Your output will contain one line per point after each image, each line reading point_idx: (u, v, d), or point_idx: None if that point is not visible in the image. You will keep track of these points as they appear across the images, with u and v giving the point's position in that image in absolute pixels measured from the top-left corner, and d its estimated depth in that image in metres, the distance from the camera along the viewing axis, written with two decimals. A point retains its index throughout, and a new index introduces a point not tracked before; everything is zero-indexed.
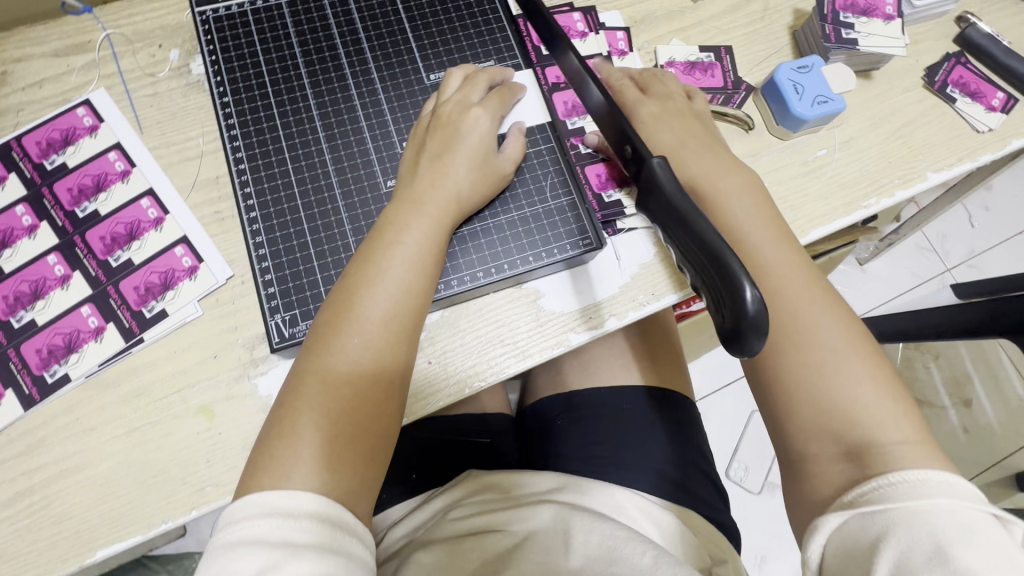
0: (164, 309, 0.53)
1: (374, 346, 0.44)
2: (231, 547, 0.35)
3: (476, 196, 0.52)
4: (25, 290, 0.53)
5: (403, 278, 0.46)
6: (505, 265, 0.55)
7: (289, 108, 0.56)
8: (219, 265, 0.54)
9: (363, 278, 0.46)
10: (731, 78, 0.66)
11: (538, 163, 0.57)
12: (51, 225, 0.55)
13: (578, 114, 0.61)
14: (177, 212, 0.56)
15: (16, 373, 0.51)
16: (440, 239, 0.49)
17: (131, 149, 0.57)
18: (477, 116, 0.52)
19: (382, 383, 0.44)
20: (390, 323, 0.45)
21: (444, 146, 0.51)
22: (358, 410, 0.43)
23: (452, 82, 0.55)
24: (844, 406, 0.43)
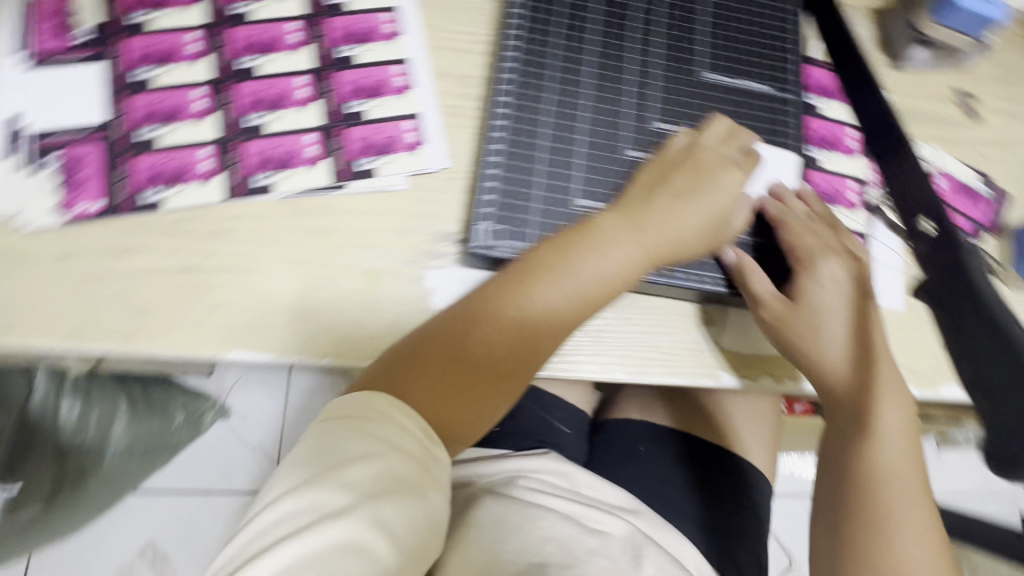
0: (376, 169, 0.54)
1: (528, 326, 0.45)
2: (327, 428, 0.39)
3: (689, 247, 0.50)
4: (269, 96, 0.55)
5: (583, 286, 0.46)
6: (705, 280, 0.53)
7: (571, 43, 0.55)
8: (440, 155, 0.55)
9: (551, 264, 0.46)
10: (993, 220, 0.62)
11: (776, 197, 0.55)
12: (312, 51, 0.57)
13: (821, 146, 0.60)
14: (423, 91, 0.57)
15: (231, 164, 0.53)
16: (637, 270, 0.48)
17: (406, 16, 0.59)
18: (729, 174, 0.52)
19: (513, 362, 0.45)
20: (552, 331, 0.46)
21: (682, 194, 0.50)
22: (461, 377, 0.44)
23: (716, 129, 0.53)
24: None
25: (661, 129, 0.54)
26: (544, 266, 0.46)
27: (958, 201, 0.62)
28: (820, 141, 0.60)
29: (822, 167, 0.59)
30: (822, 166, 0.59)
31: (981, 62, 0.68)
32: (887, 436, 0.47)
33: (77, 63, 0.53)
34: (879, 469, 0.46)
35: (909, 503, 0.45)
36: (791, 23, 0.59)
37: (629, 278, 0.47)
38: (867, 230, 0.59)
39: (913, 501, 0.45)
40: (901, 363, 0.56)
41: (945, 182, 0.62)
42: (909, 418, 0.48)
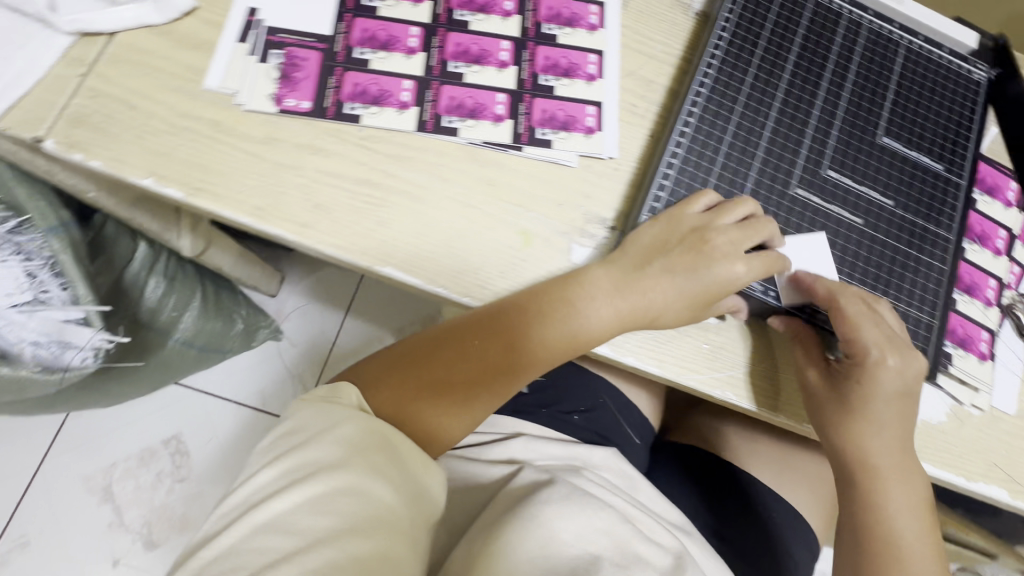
0: (552, 141, 0.58)
1: (490, 359, 0.54)
2: (308, 413, 0.51)
3: (672, 319, 0.53)
4: (473, 51, 0.59)
5: (549, 336, 0.53)
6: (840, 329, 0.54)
7: (764, 76, 0.58)
8: (612, 144, 0.58)
9: (528, 315, 0.52)
10: None
11: (927, 269, 0.56)
12: (521, 21, 0.61)
13: (974, 238, 0.60)
14: (610, 82, 0.61)
15: (427, 101, 0.57)
16: (612, 332, 0.53)
17: (609, 13, 0.63)
18: (739, 267, 0.52)
19: (470, 383, 0.55)
20: (523, 360, 0.55)
21: (671, 269, 0.53)
22: (426, 382, 0.55)
23: (736, 210, 0.53)
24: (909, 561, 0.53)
25: (830, 176, 0.56)
26: (518, 315, 0.53)
27: None
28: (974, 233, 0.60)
29: (969, 258, 0.59)
30: (968, 257, 0.60)
31: None
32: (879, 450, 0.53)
33: None
34: (886, 520, 0.54)
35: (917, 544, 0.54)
36: (974, 111, 0.61)
37: (600, 338, 0.53)
38: (997, 327, 0.60)
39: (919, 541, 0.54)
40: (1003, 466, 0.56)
41: None
42: (914, 464, 0.54)
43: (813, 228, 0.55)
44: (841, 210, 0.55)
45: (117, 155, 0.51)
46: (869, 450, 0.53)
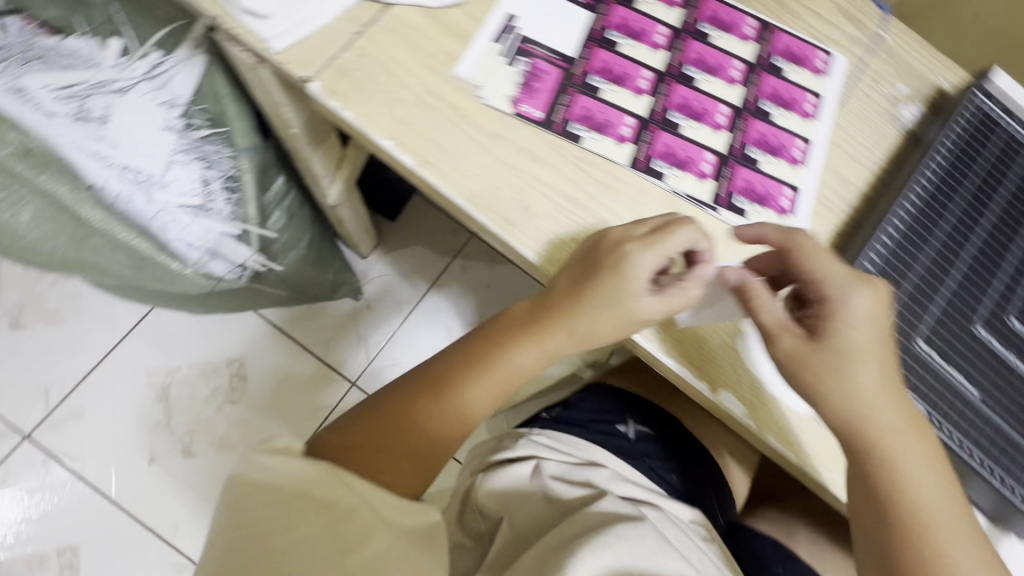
0: (746, 211, 0.60)
1: (485, 391, 0.55)
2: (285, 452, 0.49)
3: (601, 327, 0.53)
4: (695, 106, 0.62)
5: (520, 360, 0.55)
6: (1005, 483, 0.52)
7: (966, 212, 0.59)
8: (801, 231, 0.60)
9: (495, 349, 0.56)
10: None
11: None
12: (743, 92, 0.63)
13: None
14: (811, 172, 0.63)
15: (643, 141, 0.60)
16: (584, 348, 0.56)
17: (824, 106, 0.65)
18: (637, 256, 0.53)
19: (445, 417, 0.54)
20: (489, 386, 0.55)
21: (605, 302, 0.53)
22: (404, 432, 0.53)
23: (644, 228, 0.54)
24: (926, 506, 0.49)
25: (1013, 327, 0.56)
26: (522, 325, 0.56)
27: None
28: None
29: None
30: None
31: None
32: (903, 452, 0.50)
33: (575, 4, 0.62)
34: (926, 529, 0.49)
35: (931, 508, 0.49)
36: None
37: (563, 346, 0.55)
38: None
39: (927, 487, 0.49)
40: None
41: None
42: (948, 479, 0.50)
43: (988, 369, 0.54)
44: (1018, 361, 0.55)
45: (368, 113, 0.56)
46: (908, 480, 0.49)
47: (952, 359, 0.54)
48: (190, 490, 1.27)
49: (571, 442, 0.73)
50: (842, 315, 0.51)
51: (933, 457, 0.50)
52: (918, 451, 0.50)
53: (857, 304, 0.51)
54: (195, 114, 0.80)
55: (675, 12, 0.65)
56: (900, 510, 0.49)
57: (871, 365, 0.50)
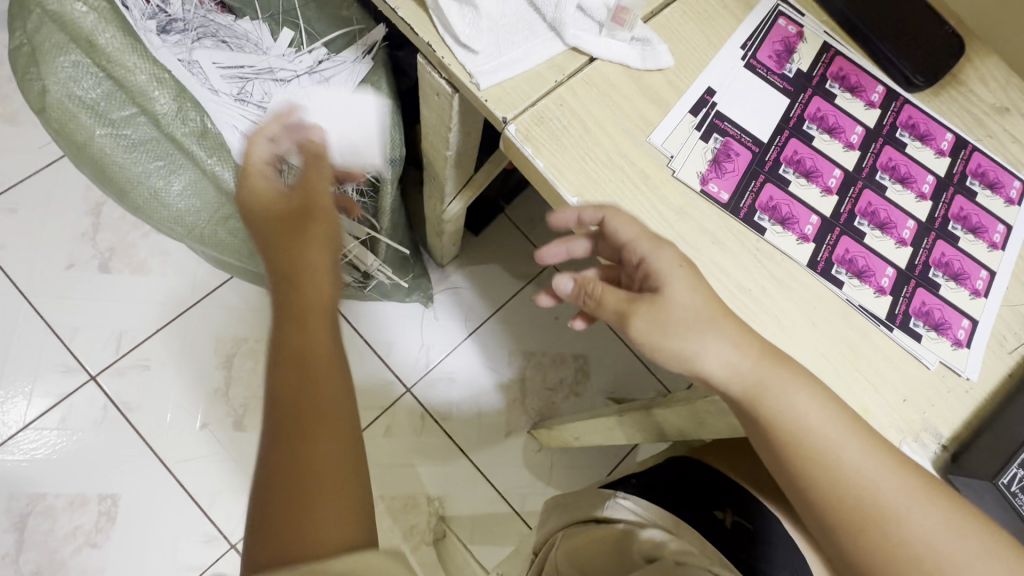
0: (920, 337, 0.57)
1: (322, 375, 0.55)
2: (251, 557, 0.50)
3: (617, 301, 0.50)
4: (881, 216, 0.59)
5: (302, 334, 0.57)
6: None
7: None
8: (974, 367, 0.57)
9: (314, 326, 0.57)
10: None
11: None
12: (932, 209, 0.61)
13: None
14: (991, 306, 0.59)
15: (825, 243, 0.57)
16: (291, 327, 0.57)
17: (1012, 239, 0.62)
18: (568, 284, 0.53)
19: (326, 360, 0.56)
20: (312, 352, 0.56)
21: (663, 316, 0.49)
22: (316, 384, 0.54)
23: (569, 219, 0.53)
24: (897, 502, 0.50)
25: None
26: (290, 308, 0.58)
27: None
28: None
29: None
30: None
31: None
32: (816, 425, 0.50)
33: (774, 88, 0.61)
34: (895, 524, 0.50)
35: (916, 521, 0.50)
36: None
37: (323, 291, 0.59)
38: None
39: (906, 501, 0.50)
40: None
41: None
42: (922, 481, 0.51)
43: None
44: None
45: (558, 165, 0.55)
46: (848, 467, 0.50)
47: None
48: (233, 462, 1.27)
49: (661, 513, 0.69)
50: (663, 308, 0.49)
51: (886, 462, 0.50)
52: (799, 381, 0.50)
53: (663, 260, 0.50)
54: None
55: (873, 113, 0.62)
56: (871, 521, 0.51)
57: (791, 394, 0.50)
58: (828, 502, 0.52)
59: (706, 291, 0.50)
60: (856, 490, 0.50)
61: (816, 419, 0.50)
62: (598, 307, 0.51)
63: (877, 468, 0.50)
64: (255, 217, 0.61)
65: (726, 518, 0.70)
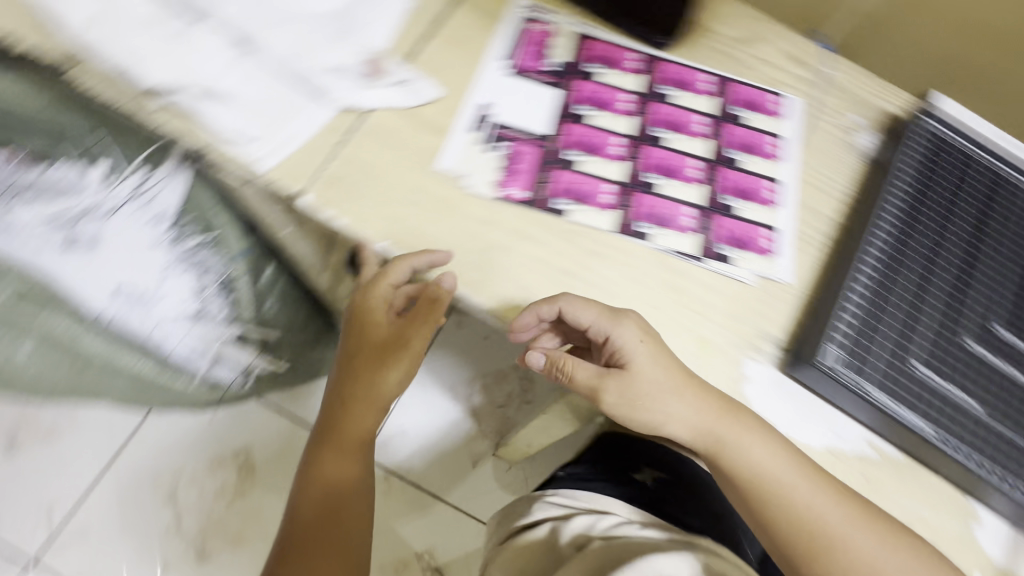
0: (732, 259, 0.62)
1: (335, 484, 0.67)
2: None
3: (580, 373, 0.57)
4: (668, 166, 0.65)
5: (331, 459, 0.67)
6: (1007, 482, 0.55)
7: (934, 228, 0.62)
8: (786, 269, 0.63)
9: (329, 456, 0.67)
10: None
11: None
12: (710, 145, 0.67)
13: None
14: (787, 210, 0.66)
15: (625, 205, 0.62)
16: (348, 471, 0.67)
17: (786, 148, 0.69)
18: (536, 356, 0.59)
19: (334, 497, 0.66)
20: (334, 462, 0.67)
21: (627, 386, 0.55)
22: (328, 505, 0.65)
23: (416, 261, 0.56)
24: (836, 527, 0.53)
25: (1003, 334, 0.58)
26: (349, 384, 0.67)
27: None
28: None
29: None
30: None
31: None
32: (755, 448, 0.54)
33: (541, 85, 0.66)
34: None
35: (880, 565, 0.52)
36: None
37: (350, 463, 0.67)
38: None
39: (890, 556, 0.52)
40: None
41: None
42: (857, 508, 0.53)
43: (987, 382, 0.56)
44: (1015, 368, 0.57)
45: (361, 216, 0.58)
46: (789, 493, 0.53)
47: (950, 376, 0.56)
48: None
49: (585, 499, 0.69)
50: (629, 380, 0.55)
51: (828, 494, 0.53)
52: (755, 432, 0.55)
53: (626, 339, 0.54)
54: (185, 222, 0.79)
55: (636, 80, 0.69)
56: (822, 550, 0.53)
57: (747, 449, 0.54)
58: (769, 514, 0.55)
59: (683, 377, 0.55)
60: (772, 502, 0.54)
61: (760, 453, 0.54)
62: (571, 382, 0.57)
63: (806, 487, 0.53)
64: (353, 330, 0.67)
65: (647, 478, 0.72)
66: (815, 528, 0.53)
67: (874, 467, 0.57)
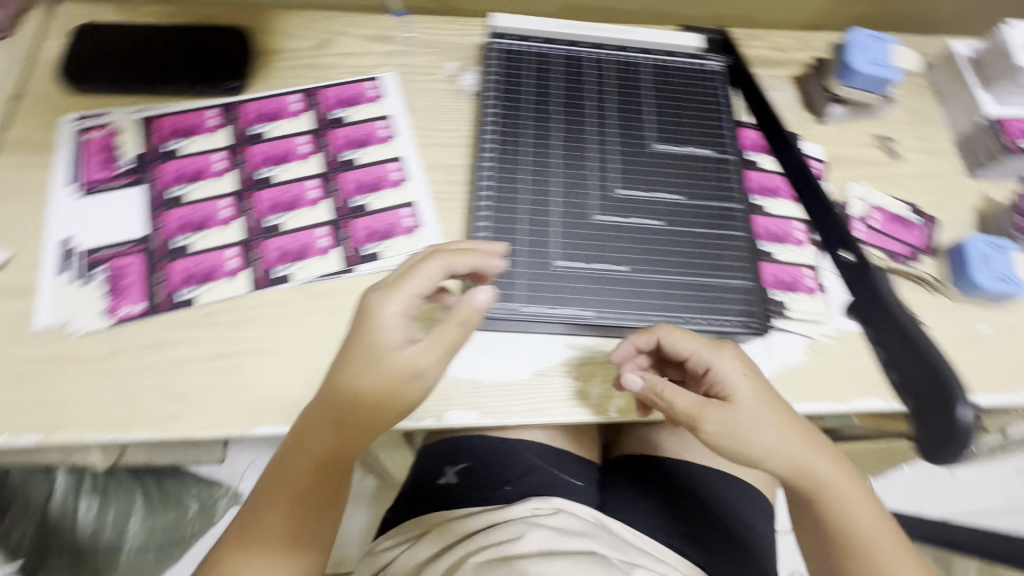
0: (380, 253, 0.62)
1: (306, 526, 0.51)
2: None
3: (308, 432, 0.48)
4: (285, 199, 0.64)
5: (277, 512, 0.50)
6: (678, 319, 0.59)
7: (536, 131, 0.65)
8: (434, 233, 0.63)
9: (250, 543, 0.50)
10: (929, 244, 0.70)
11: (730, 244, 0.62)
12: (319, 159, 0.66)
13: (766, 194, 0.68)
14: (416, 179, 0.67)
15: (254, 260, 0.61)
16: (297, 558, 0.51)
17: (397, 123, 0.70)
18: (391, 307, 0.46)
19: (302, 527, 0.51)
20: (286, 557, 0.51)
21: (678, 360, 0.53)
22: None
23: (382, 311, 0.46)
24: (879, 551, 0.51)
25: (622, 194, 0.63)
26: (302, 478, 0.49)
27: (894, 230, 0.70)
28: (765, 190, 0.69)
29: (767, 212, 0.68)
30: (767, 212, 0.68)
31: (893, 109, 0.78)
32: (828, 476, 0.52)
33: (123, 188, 0.63)
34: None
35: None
36: (720, 91, 0.71)
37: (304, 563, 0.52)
38: (818, 261, 0.67)
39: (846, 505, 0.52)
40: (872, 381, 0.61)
41: (878, 215, 0.71)
42: (803, 431, 0.52)
43: (623, 244, 0.60)
44: (641, 218, 0.62)
45: None
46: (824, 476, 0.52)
47: (591, 258, 0.59)
48: None
49: (396, 537, 0.68)
50: (731, 415, 0.51)
51: (782, 422, 0.51)
52: (773, 419, 0.51)
53: (727, 368, 0.53)
54: None
55: (223, 134, 0.67)
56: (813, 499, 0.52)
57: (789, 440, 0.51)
58: (788, 489, 0.53)
59: (790, 419, 0.52)
60: (815, 498, 0.52)
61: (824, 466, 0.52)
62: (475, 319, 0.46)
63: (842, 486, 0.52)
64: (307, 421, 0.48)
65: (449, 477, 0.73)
66: (843, 513, 0.51)
67: (581, 361, 0.58)
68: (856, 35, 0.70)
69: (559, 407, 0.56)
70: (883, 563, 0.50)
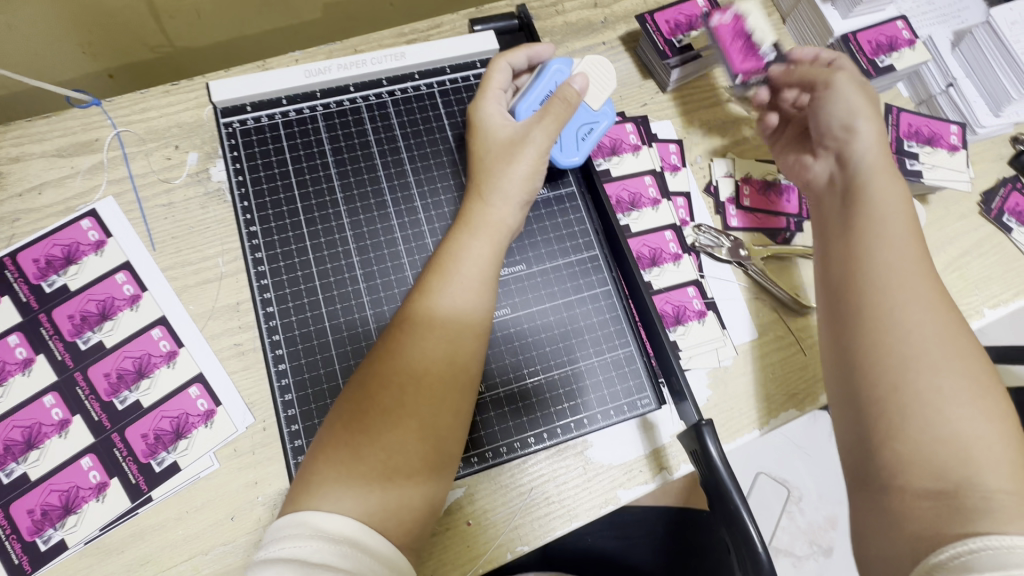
0: (176, 462, 0.48)
1: (432, 342, 0.39)
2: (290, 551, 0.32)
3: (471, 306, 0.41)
4: (17, 438, 0.47)
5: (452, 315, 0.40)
6: (557, 428, 0.51)
7: (323, 240, 0.50)
8: (240, 410, 0.49)
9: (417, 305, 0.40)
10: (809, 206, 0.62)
11: (593, 307, 0.54)
12: (48, 360, 0.48)
13: (623, 211, 0.59)
14: (191, 341, 0.50)
15: (4, 539, 0.45)
16: (453, 386, 0.39)
17: (142, 270, 0.52)
18: None
19: (427, 419, 0.37)
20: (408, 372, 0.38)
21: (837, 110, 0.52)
22: (429, 397, 0.38)
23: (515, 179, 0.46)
24: (909, 289, 0.41)
25: None
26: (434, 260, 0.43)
27: (767, 201, 0.62)
28: (621, 205, 0.59)
29: (631, 232, 0.58)
30: (631, 231, 0.58)
31: None
32: (881, 200, 0.46)
33: None
34: (896, 319, 0.40)
35: (927, 343, 0.39)
36: None
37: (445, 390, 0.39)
38: (699, 271, 0.59)
39: (879, 245, 0.44)
40: (779, 391, 0.56)
41: (748, 189, 0.62)
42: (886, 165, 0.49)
43: None
44: None
45: None
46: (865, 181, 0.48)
47: None
48: None
49: None
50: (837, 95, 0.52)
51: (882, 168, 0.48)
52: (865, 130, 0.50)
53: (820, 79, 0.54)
54: None
55: None
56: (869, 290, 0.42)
57: (883, 186, 0.47)
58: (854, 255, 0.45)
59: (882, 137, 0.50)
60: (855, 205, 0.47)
61: (896, 229, 0.44)
62: None
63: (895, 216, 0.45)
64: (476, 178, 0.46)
65: None
66: (895, 318, 0.40)
67: (468, 501, 0.50)
68: (560, 161, 0.53)
69: (626, 479, 0.52)
70: (898, 327, 0.40)
